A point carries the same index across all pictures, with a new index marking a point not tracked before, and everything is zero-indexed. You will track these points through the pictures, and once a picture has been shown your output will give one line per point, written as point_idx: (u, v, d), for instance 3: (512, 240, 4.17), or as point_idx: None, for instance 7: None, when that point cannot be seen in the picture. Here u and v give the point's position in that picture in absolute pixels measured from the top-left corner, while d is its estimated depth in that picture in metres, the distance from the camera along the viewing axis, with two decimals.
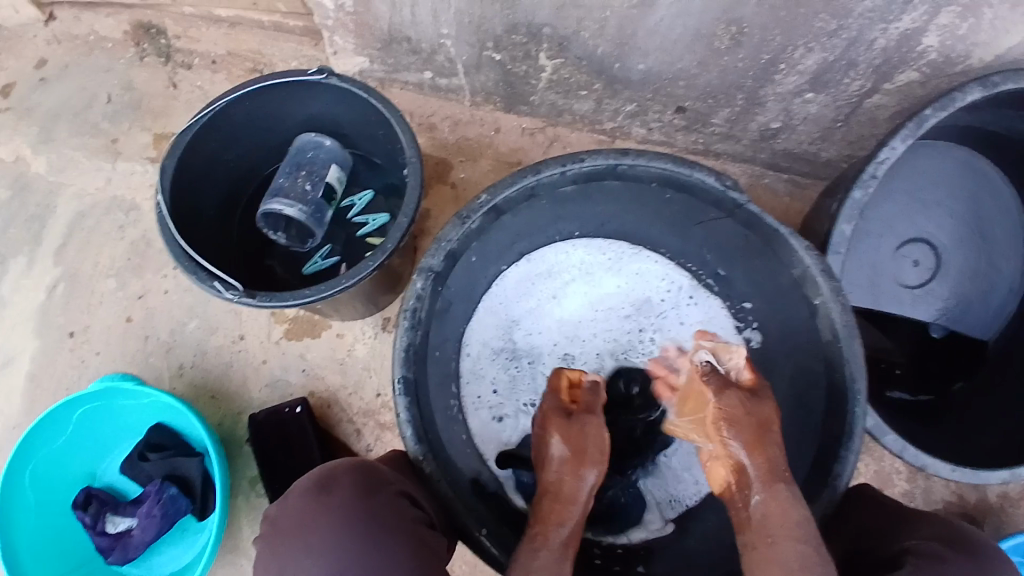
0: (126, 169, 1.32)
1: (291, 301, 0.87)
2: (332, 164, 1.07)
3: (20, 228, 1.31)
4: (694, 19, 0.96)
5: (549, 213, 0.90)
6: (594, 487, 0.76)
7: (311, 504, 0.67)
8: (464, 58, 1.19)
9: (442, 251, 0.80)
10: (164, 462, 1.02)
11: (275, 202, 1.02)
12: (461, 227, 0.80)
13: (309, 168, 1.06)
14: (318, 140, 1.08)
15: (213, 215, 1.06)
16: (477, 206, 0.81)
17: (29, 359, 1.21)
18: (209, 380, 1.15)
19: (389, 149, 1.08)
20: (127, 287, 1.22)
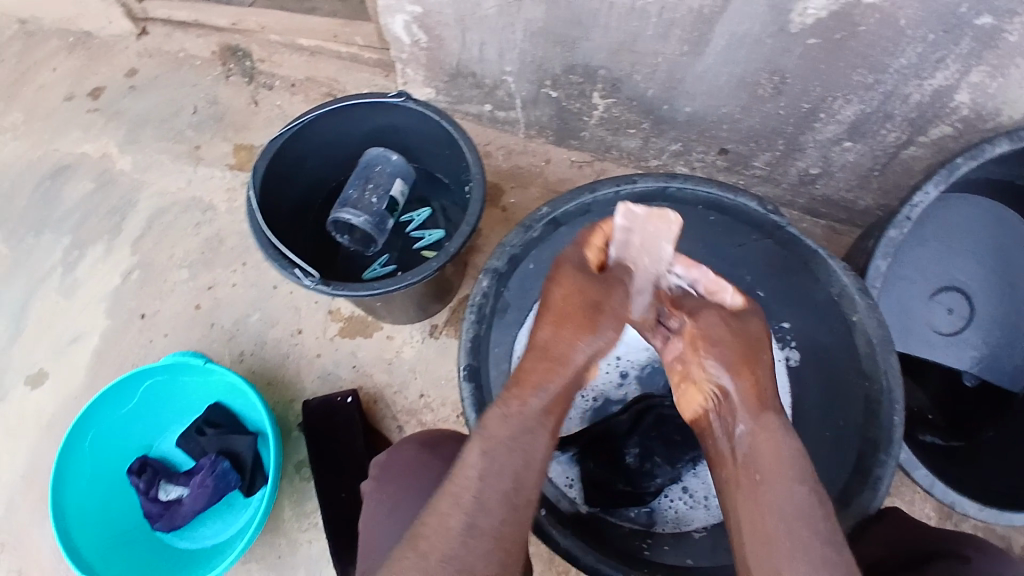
0: (206, 173, 1.44)
1: (363, 293, 0.94)
2: (396, 179, 1.14)
3: (101, 218, 1.42)
4: (740, 66, 1.06)
5: None
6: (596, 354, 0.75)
7: (419, 459, 0.81)
8: (523, 93, 1.30)
9: (505, 254, 0.89)
10: (219, 438, 1.09)
11: (346, 211, 1.09)
12: (524, 234, 0.89)
13: (375, 181, 1.13)
14: (385, 154, 1.14)
15: (291, 215, 1.14)
16: (539, 217, 0.91)
17: (97, 338, 1.29)
18: (266, 368, 1.23)
19: (454, 169, 1.16)
20: (197, 278, 1.31)
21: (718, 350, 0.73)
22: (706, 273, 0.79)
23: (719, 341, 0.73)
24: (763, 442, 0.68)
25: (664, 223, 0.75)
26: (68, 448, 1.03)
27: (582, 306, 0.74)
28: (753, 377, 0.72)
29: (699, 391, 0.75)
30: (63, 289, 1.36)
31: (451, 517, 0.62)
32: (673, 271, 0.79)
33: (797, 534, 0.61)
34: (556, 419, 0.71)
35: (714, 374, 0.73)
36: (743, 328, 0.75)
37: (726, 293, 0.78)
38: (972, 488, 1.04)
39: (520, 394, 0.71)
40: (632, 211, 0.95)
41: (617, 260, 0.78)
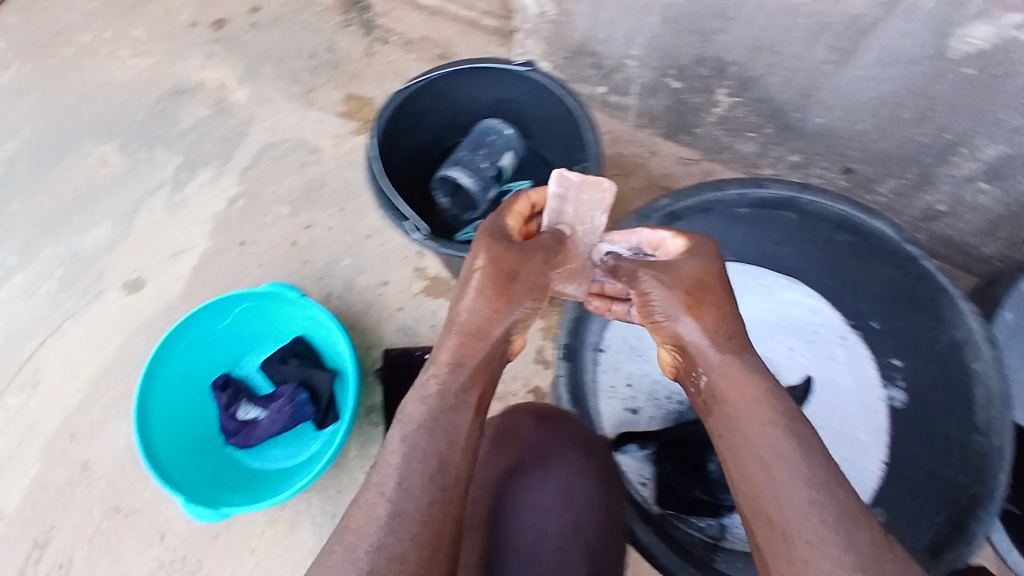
0: (316, 117, 1.46)
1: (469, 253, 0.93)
2: (508, 150, 1.14)
3: (212, 144, 1.46)
4: (888, 83, 1.00)
5: (720, 225, 0.97)
6: (522, 321, 0.72)
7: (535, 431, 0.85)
8: (643, 79, 1.26)
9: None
10: (302, 369, 1.13)
11: (454, 169, 1.11)
12: (640, 222, 0.88)
13: (487, 148, 1.14)
14: (500, 126, 1.15)
15: (404, 173, 1.13)
16: (658, 207, 0.88)
17: (197, 257, 1.34)
18: (350, 311, 1.27)
19: (566, 146, 1.10)
20: (297, 216, 1.35)
21: (656, 294, 0.72)
22: (645, 232, 0.80)
23: (655, 285, 0.72)
24: (733, 380, 0.68)
25: (596, 190, 0.78)
26: (163, 352, 1.09)
27: (499, 272, 0.70)
28: (699, 319, 0.70)
29: (665, 348, 0.76)
30: (170, 205, 1.41)
31: (377, 505, 0.63)
32: (606, 240, 0.82)
33: (776, 477, 0.62)
34: (478, 393, 0.70)
35: (660, 324, 0.73)
36: (676, 272, 0.72)
37: (666, 242, 0.78)
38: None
39: (435, 373, 0.70)
40: (751, 215, 0.95)
41: (548, 226, 0.80)
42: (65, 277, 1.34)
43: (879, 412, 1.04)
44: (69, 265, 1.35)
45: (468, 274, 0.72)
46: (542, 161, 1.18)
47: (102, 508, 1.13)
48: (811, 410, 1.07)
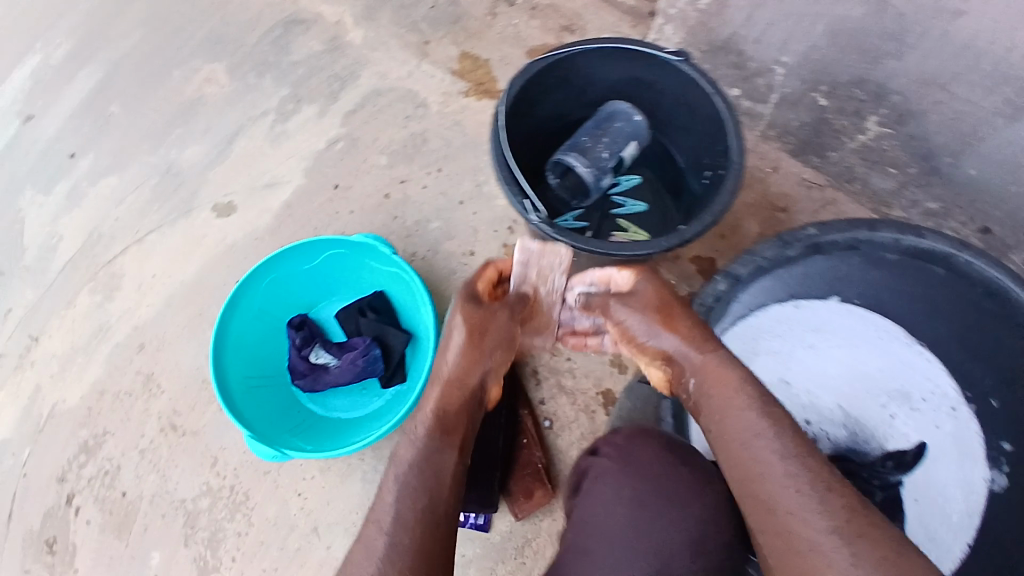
0: (428, 71, 1.41)
1: (583, 243, 0.85)
2: (633, 141, 1.08)
3: (321, 81, 1.43)
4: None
5: (858, 267, 0.93)
6: (494, 368, 0.81)
7: (664, 457, 0.80)
8: (787, 90, 1.17)
9: (750, 265, 0.86)
10: (377, 325, 1.11)
11: (573, 155, 1.04)
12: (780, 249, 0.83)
13: (611, 134, 1.07)
14: (630, 113, 1.07)
15: (519, 146, 1.06)
16: (802, 236, 0.83)
17: (290, 191, 1.33)
18: (432, 276, 1.24)
19: (698, 150, 1.03)
20: (394, 169, 1.33)
21: (627, 317, 0.81)
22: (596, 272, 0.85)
23: (628, 306, 0.81)
24: (719, 385, 0.74)
25: (555, 256, 0.85)
26: (248, 282, 1.07)
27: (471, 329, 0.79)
28: (676, 331, 0.78)
29: (651, 367, 0.82)
30: (272, 135, 1.40)
31: (376, 540, 0.68)
32: (568, 287, 0.87)
33: (770, 467, 0.66)
34: (461, 435, 0.76)
35: (635, 339, 0.81)
36: (640, 298, 0.81)
37: (613, 276, 0.84)
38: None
39: (418, 421, 0.77)
40: (897, 259, 0.90)
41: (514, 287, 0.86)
42: (159, 187, 1.35)
43: (976, 493, 0.93)
44: (163, 178, 1.36)
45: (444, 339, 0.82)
46: (668, 159, 1.13)
47: (159, 423, 1.14)
48: (905, 478, 0.97)
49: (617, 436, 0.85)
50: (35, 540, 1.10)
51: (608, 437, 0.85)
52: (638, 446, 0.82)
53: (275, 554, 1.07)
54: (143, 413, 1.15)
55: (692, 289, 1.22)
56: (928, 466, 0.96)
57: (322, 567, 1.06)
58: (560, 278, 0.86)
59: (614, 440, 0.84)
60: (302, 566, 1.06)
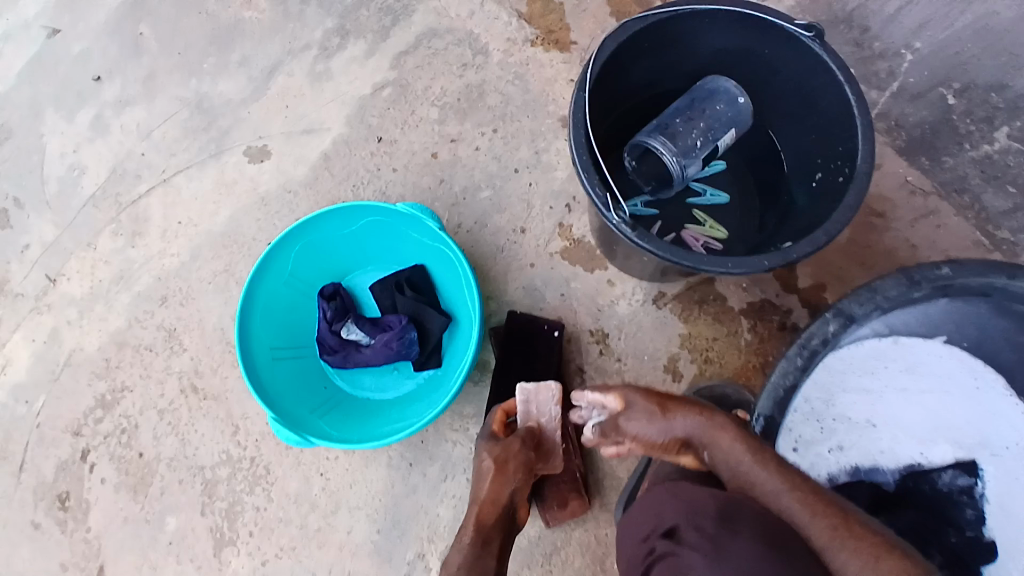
0: (492, 12, 1.24)
1: (668, 257, 0.75)
2: (732, 131, 0.92)
3: (371, 14, 1.28)
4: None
5: (977, 313, 0.81)
6: (518, 491, 0.81)
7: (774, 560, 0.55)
8: (913, 79, 1.05)
9: (871, 305, 0.74)
10: (413, 304, 1.02)
11: (659, 138, 0.89)
12: (905, 290, 0.72)
13: (709, 121, 0.91)
14: (734, 97, 0.92)
15: (597, 119, 0.92)
16: (933, 276, 0.72)
17: (330, 141, 1.21)
18: (476, 251, 1.12)
19: (806, 147, 0.91)
20: (445, 125, 1.19)
21: (640, 424, 0.72)
22: (591, 393, 0.76)
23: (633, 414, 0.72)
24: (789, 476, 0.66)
25: (548, 390, 0.90)
26: (278, 247, 0.98)
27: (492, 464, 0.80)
28: (678, 416, 0.71)
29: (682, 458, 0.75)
30: (312, 73, 1.26)
31: None
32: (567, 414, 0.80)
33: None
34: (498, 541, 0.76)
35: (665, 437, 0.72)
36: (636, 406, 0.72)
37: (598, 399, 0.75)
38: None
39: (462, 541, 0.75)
40: None
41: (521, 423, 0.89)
42: (190, 123, 1.24)
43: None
44: (194, 112, 1.25)
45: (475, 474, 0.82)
46: (767, 154, 0.99)
47: (180, 384, 1.10)
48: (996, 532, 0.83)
49: (707, 516, 0.59)
50: (50, 491, 1.08)
51: (690, 515, 0.60)
52: (736, 536, 0.56)
53: (294, 532, 1.02)
54: (165, 370, 1.11)
55: (765, 294, 1.07)
56: (1008, 527, 0.83)
57: (341, 551, 1.01)
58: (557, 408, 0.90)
59: (700, 518, 0.59)
60: (320, 547, 1.02)
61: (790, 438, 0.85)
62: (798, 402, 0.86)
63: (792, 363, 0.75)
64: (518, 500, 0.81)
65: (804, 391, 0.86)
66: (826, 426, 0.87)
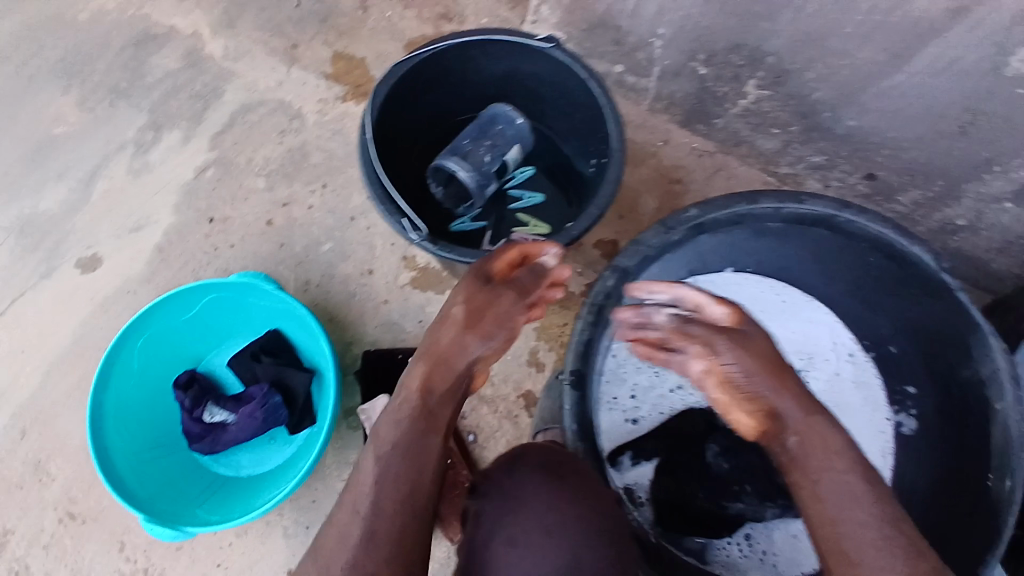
0: (299, 78, 1.30)
1: (469, 258, 0.83)
2: (515, 145, 1.03)
3: (182, 102, 1.30)
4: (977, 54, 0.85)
5: (743, 241, 0.88)
6: (479, 359, 0.71)
7: (539, 486, 0.65)
8: (666, 62, 1.15)
9: (637, 256, 0.78)
10: (274, 368, 1.05)
11: (453, 160, 0.99)
12: (664, 236, 0.78)
13: (493, 140, 1.02)
14: (512, 115, 1.03)
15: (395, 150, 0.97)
16: (684, 218, 0.79)
17: (163, 233, 1.22)
18: (328, 303, 1.15)
19: (581, 137, 1.01)
20: (274, 191, 1.22)
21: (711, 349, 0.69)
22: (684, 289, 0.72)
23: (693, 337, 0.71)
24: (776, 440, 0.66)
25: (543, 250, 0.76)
26: (120, 347, 1.01)
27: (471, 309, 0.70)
28: (784, 382, 0.67)
29: (742, 413, 0.69)
30: (132, 170, 1.27)
31: None
32: (650, 291, 0.72)
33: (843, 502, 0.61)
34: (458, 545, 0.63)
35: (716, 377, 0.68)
36: (750, 345, 0.68)
37: (712, 307, 0.70)
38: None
39: None
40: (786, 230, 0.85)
41: (531, 271, 0.75)
42: (19, 248, 1.23)
43: (884, 433, 0.94)
44: (22, 235, 1.24)
45: (442, 322, 0.71)
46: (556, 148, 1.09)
47: (57, 514, 1.10)
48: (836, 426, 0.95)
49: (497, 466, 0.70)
50: None
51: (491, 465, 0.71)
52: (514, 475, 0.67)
53: None
54: (39, 503, 1.10)
55: None
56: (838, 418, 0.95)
57: None
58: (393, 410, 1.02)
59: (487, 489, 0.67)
60: None
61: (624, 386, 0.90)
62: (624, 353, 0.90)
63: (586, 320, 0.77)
64: (482, 368, 0.73)
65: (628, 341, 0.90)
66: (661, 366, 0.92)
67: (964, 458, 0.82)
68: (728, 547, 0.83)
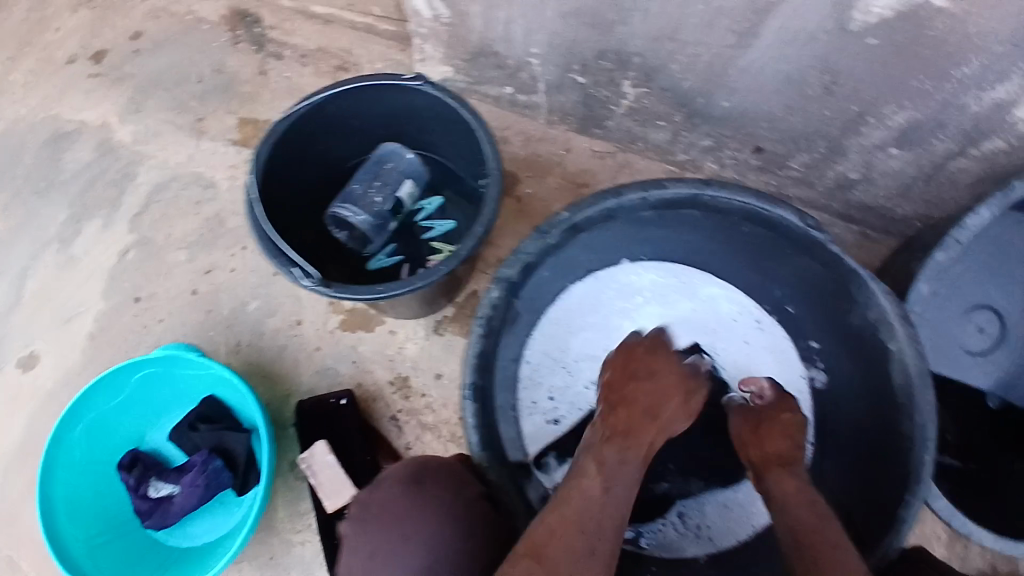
0: (208, 148, 1.34)
1: (362, 296, 0.86)
2: (407, 180, 1.07)
3: (100, 191, 1.34)
4: (815, 18, 0.87)
5: (623, 233, 0.92)
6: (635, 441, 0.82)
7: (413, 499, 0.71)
8: (548, 77, 1.19)
9: (518, 263, 0.82)
10: (213, 434, 1.06)
11: (345, 207, 1.03)
12: (540, 241, 0.82)
13: (384, 179, 1.06)
14: (399, 152, 1.08)
15: (286, 203, 1.02)
16: (558, 222, 0.83)
17: (94, 319, 1.24)
18: (261, 360, 1.17)
19: (468, 159, 1.06)
20: (196, 261, 1.25)
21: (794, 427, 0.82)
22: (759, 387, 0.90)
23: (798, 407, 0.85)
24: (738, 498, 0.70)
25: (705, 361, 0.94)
26: (58, 441, 1.04)
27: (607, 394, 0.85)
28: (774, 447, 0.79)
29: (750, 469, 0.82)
30: (59, 264, 1.29)
31: None
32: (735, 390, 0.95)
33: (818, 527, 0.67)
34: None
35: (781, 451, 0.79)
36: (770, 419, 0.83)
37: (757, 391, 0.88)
38: (986, 521, 1.05)
39: None
40: (658, 216, 0.90)
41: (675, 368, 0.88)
42: None
43: (802, 392, 0.95)
44: None
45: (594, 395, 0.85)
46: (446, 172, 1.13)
47: None
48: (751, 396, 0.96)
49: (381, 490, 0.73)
50: None
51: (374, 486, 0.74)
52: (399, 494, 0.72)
53: None
54: None
55: None
56: None
57: None
58: (331, 455, 1.03)
59: (360, 511, 0.73)
60: None
61: (541, 389, 0.96)
62: (535, 358, 0.96)
63: (477, 334, 0.79)
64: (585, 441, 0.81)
65: (539, 346, 0.97)
66: (574, 364, 0.98)
67: (879, 404, 0.84)
68: (660, 529, 0.90)
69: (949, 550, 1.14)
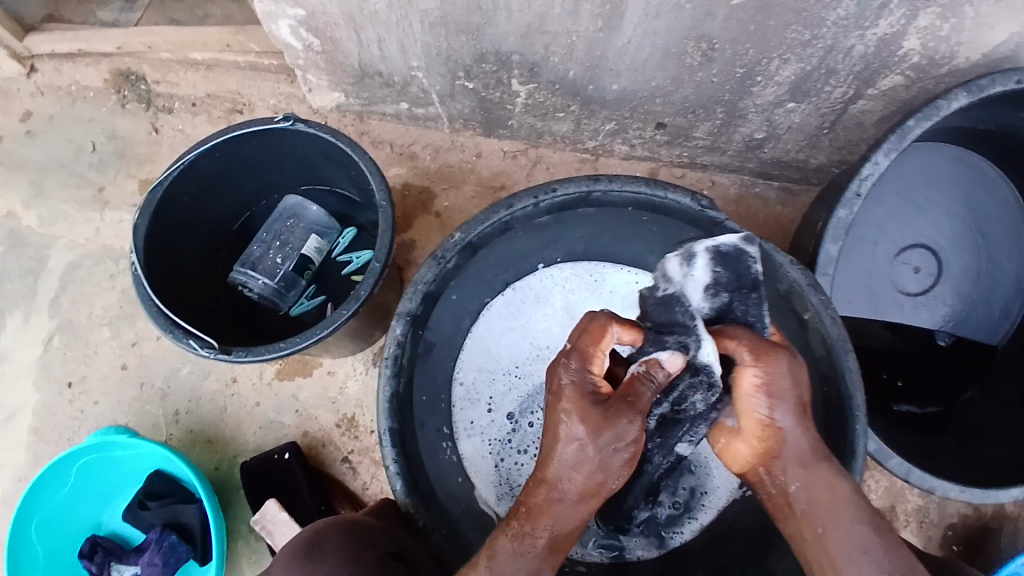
0: (115, 218, 1.30)
1: (267, 355, 0.86)
2: (311, 235, 1.05)
3: (14, 283, 1.29)
4: None
5: (527, 243, 0.93)
6: None
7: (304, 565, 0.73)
8: (438, 88, 1.17)
9: (418, 294, 0.82)
10: (164, 510, 1.06)
11: (242, 273, 1.03)
12: (436, 267, 0.83)
13: (285, 238, 1.05)
14: (301, 206, 1.08)
15: (191, 265, 1.04)
16: (451, 245, 0.84)
17: (31, 415, 1.22)
18: (204, 425, 1.17)
19: (363, 188, 1.06)
20: (122, 336, 1.23)
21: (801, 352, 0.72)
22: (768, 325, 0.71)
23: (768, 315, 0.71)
24: (817, 493, 0.67)
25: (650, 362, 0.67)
26: (15, 547, 1.03)
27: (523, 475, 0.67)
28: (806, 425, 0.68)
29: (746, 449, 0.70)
30: None
31: None
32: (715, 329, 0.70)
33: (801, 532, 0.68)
34: None
35: (757, 359, 0.65)
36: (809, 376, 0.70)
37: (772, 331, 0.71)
38: (944, 466, 1.01)
39: None
40: (555, 220, 0.91)
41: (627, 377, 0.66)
42: None
43: None
44: None
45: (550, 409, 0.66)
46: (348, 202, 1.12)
47: None
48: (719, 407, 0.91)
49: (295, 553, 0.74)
50: None
51: (285, 552, 0.75)
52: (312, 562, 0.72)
53: None
54: None
55: None
56: None
57: None
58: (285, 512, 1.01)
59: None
60: None
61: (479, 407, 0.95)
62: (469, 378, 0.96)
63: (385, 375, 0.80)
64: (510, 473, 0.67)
65: (468, 365, 0.96)
66: (509, 372, 0.97)
67: None
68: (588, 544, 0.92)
69: (916, 491, 1.14)
